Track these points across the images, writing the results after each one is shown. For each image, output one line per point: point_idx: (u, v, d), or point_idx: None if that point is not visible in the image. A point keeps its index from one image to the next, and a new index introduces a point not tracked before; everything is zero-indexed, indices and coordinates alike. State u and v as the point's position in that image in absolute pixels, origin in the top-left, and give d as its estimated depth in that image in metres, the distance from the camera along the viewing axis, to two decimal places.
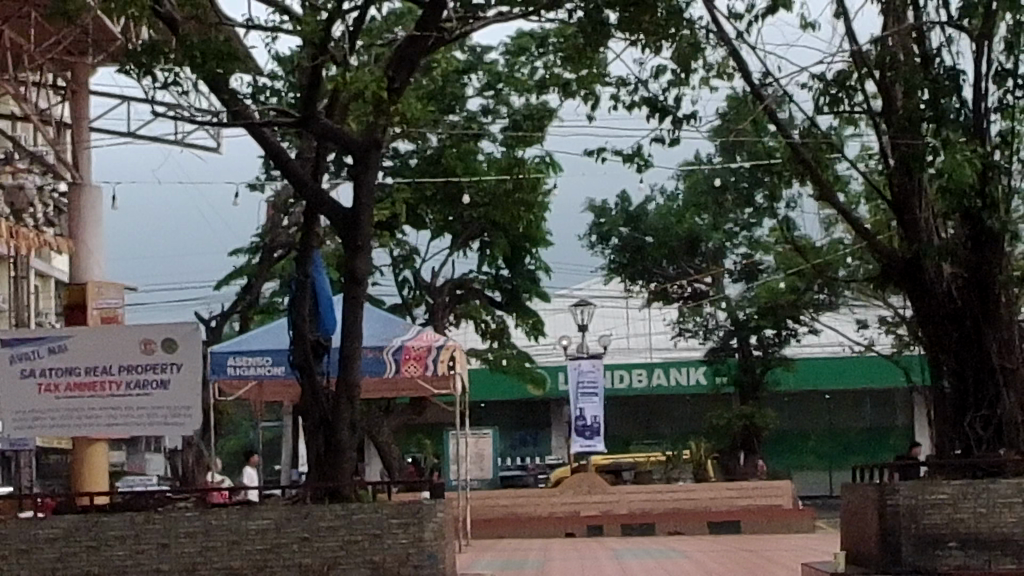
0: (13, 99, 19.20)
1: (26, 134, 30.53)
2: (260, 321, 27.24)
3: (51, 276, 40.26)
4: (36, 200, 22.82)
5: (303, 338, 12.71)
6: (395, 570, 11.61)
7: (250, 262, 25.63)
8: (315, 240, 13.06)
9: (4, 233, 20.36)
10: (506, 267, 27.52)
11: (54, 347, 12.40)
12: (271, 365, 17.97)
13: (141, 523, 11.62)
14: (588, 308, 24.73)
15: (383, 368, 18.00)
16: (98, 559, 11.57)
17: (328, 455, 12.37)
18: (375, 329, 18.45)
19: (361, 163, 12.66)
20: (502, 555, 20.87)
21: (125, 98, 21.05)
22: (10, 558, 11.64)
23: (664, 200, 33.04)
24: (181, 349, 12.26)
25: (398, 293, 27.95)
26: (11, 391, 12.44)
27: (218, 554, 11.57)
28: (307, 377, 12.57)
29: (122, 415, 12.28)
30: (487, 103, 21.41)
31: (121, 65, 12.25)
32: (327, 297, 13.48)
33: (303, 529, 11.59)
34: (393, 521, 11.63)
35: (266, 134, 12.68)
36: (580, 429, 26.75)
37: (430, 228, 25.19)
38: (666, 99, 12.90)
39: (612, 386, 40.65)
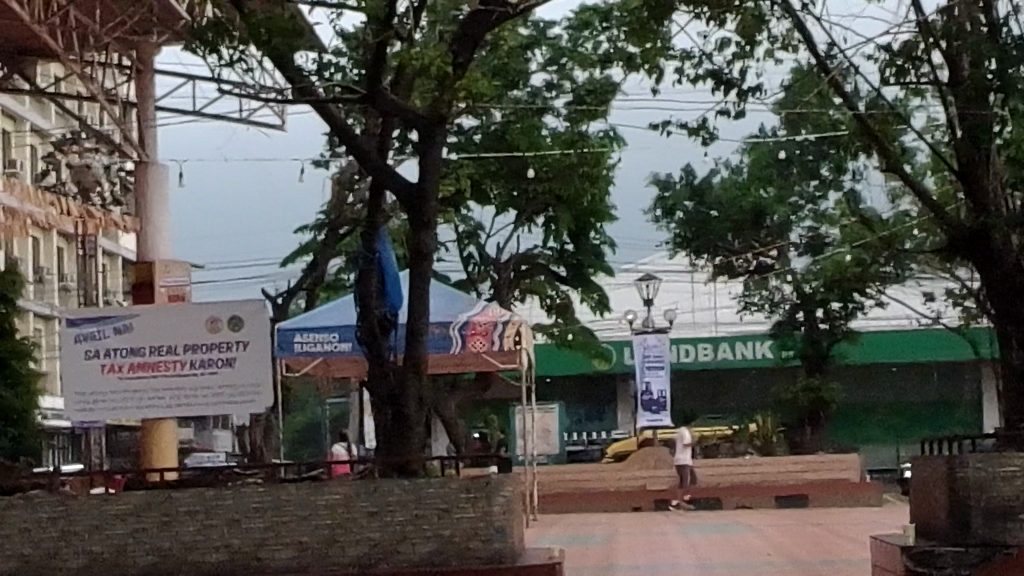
0: (79, 79, 19.29)
1: (93, 116, 30.68)
2: (326, 297, 27.32)
3: (117, 255, 40.47)
4: (103, 179, 22.96)
5: (371, 313, 12.71)
6: (463, 546, 11.53)
7: (315, 240, 25.63)
8: (379, 217, 13.05)
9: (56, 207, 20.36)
10: (571, 243, 27.47)
11: (120, 326, 12.46)
12: (338, 342, 18.29)
13: (211, 499, 11.66)
14: (654, 283, 24.62)
15: (450, 343, 18.09)
16: (168, 535, 11.66)
17: (395, 429, 12.44)
18: (439, 305, 18.58)
19: (426, 140, 12.69)
20: (569, 530, 20.91)
21: (189, 77, 21.04)
22: (81, 534, 11.74)
23: (728, 173, 32.87)
24: (247, 327, 12.31)
25: (463, 269, 27.88)
26: (76, 373, 12.50)
27: (288, 529, 11.61)
28: (373, 352, 12.58)
29: (189, 394, 12.39)
30: (551, 79, 21.33)
31: (188, 44, 12.46)
32: (393, 273, 13.47)
33: (372, 503, 11.56)
34: (461, 495, 11.53)
35: (331, 111, 12.76)
36: (647, 404, 26.66)
37: (493, 204, 25.06)
38: (731, 71, 12.87)
39: (678, 360, 40.89)
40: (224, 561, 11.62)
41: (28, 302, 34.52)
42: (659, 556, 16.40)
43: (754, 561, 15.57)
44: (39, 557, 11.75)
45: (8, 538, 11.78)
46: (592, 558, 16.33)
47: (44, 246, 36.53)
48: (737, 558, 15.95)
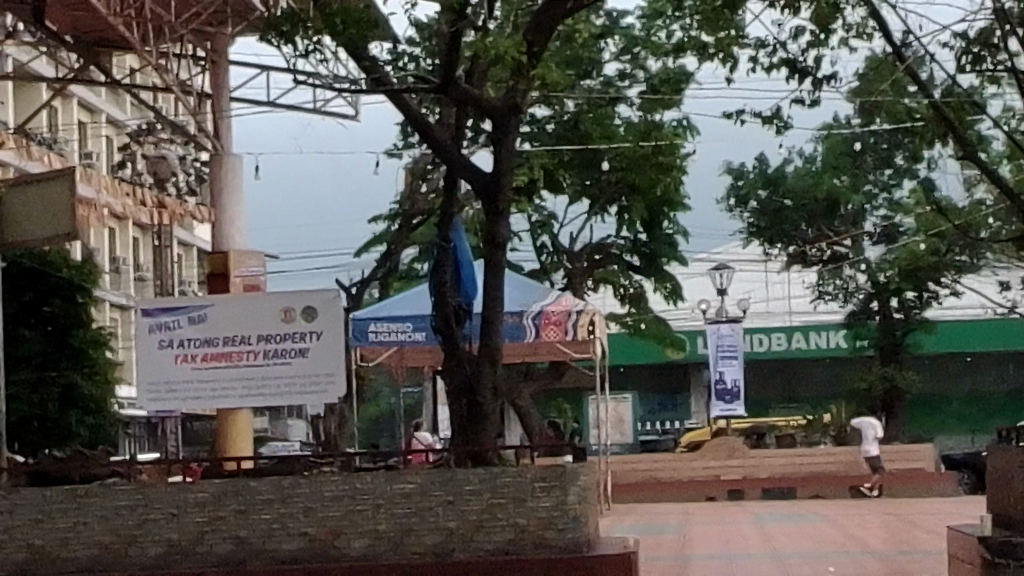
0: (155, 70, 19.37)
1: (168, 105, 30.83)
2: (401, 286, 27.44)
3: (191, 245, 40.64)
4: (178, 169, 23.06)
5: (445, 302, 12.79)
6: (538, 535, 11.56)
7: (388, 230, 25.69)
8: (454, 206, 13.11)
9: (130, 199, 20.41)
10: (644, 233, 27.47)
11: (195, 316, 12.52)
12: (412, 332, 18.35)
13: (288, 487, 11.71)
14: (729, 273, 24.56)
15: (523, 333, 18.14)
16: (246, 523, 11.74)
17: (470, 418, 12.48)
18: (512, 294, 18.64)
19: (500, 129, 12.68)
20: (643, 520, 20.94)
21: (264, 68, 21.07)
22: (159, 522, 11.83)
23: (802, 162, 32.75)
24: (322, 317, 12.38)
25: (536, 259, 27.89)
26: (149, 362, 12.58)
27: (364, 518, 11.65)
28: (449, 341, 12.66)
29: (261, 384, 12.46)
30: (624, 68, 21.29)
31: (264, 34, 12.51)
32: (468, 262, 13.54)
33: (447, 492, 11.57)
34: (536, 484, 11.53)
35: (406, 101, 12.78)
36: (721, 394, 26.62)
37: (567, 193, 25.07)
38: (806, 60, 12.81)
39: (751, 349, 41.15)
40: (301, 548, 11.69)
41: (105, 292, 34.75)
42: (735, 546, 16.38)
43: (830, 550, 15.54)
44: (117, 544, 11.84)
45: (86, 525, 11.87)
46: (667, 547, 16.32)
47: (119, 237, 36.75)
48: (813, 548, 15.90)
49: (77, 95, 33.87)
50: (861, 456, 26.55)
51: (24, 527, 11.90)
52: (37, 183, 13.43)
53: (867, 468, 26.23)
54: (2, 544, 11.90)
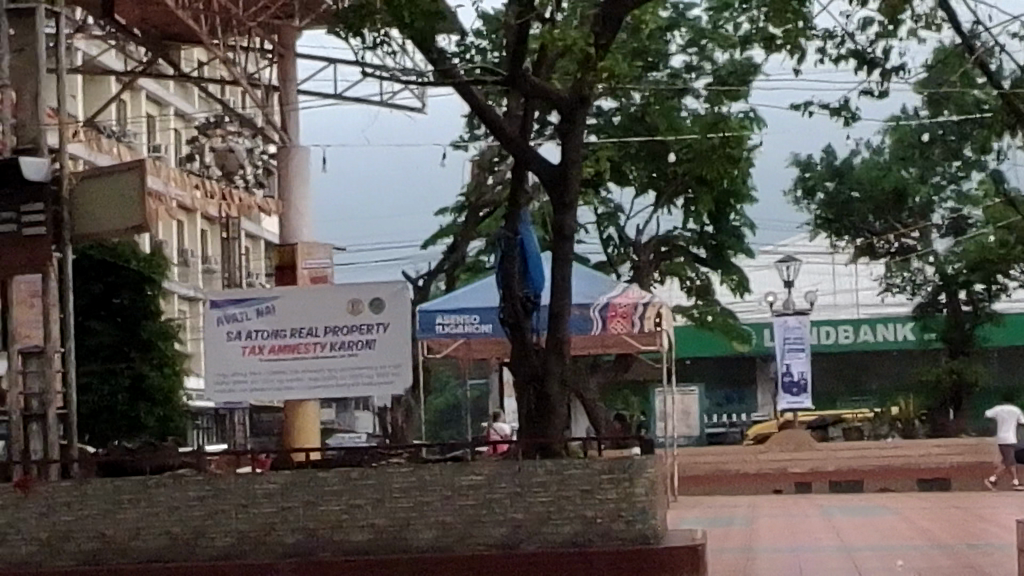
0: (223, 63, 19.43)
1: (236, 98, 30.92)
2: (467, 279, 27.46)
3: (258, 238, 40.77)
4: (246, 162, 23.14)
5: (513, 295, 12.85)
6: (606, 527, 11.55)
7: (455, 223, 25.70)
8: (521, 199, 13.15)
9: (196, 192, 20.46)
10: (711, 225, 27.40)
11: (263, 308, 12.61)
12: (480, 324, 18.39)
13: (356, 479, 11.74)
14: (796, 266, 24.46)
15: (589, 325, 18.28)
16: (314, 514, 11.78)
17: (538, 411, 12.49)
18: (579, 286, 18.64)
19: (567, 122, 12.66)
20: (711, 512, 20.89)
21: (332, 61, 21.12)
22: (228, 513, 11.88)
23: (869, 153, 32.55)
24: (388, 309, 12.40)
25: (602, 251, 27.90)
26: (217, 353, 12.68)
27: (432, 509, 11.67)
28: (517, 334, 12.70)
29: (327, 376, 12.50)
30: (690, 60, 21.16)
31: (333, 27, 12.56)
32: (536, 255, 13.58)
33: (515, 484, 11.58)
34: (603, 476, 11.52)
35: (475, 94, 12.81)
36: (787, 386, 26.47)
37: (633, 184, 25.04)
38: (874, 51, 12.75)
39: (819, 342, 41.03)
40: (369, 540, 11.73)
41: (173, 283, 34.94)
42: (803, 538, 16.33)
43: (898, 544, 15.47)
44: (187, 534, 11.92)
45: (156, 516, 11.94)
46: (735, 539, 16.28)
47: (188, 229, 36.90)
48: (881, 540, 15.83)
49: (145, 88, 34.05)
50: (930, 449, 26.40)
51: (95, 517, 12.00)
52: (110, 173, 13.50)
53: (936, 462, 26.17)
54: (75, 535, 12.01)
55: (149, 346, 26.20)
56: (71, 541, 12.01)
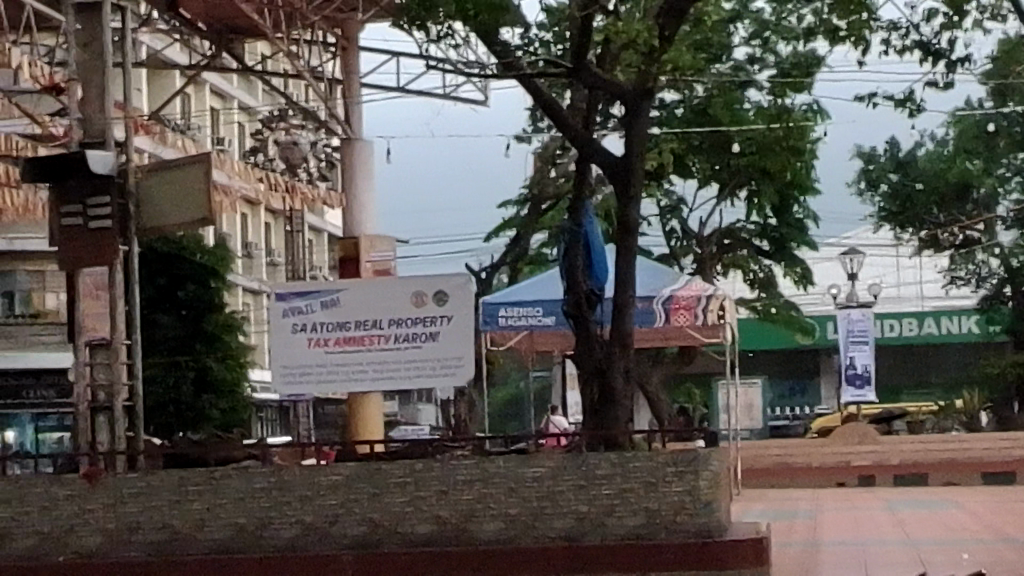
0: (287, 57, 19.52)
1: (300, 91, 31.02)
2: (530, 271, 27.47)
3: (321, 231, 40.92)
4: (310, 155, 23.22)
5: (577, 287, 12.88)
6: (670, 520, 11.52)
7: (518, 215, 25.70)
8: (585, 190, 13.17)
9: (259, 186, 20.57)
10: (773, 217, 27.29)
11: (328, 301, 12.64)
12: (542, 316, 18.37)
13: (421, 471, 11.77)
14: (859, 258, 24.37)
15: (654, 318, 18.16)
16: (379, 506, 11.82)
17: (602, 403, 12.52)
18: (643, 279, 18.64)
19: (632, 114, 12.66)
20: (775, 506, 20.84)
21: (395, 54, 21.17)
22: (294, 505, 11.94)
23: (934, 145, 32.36)
24: (453, 302, 12.39)
25: (665, 243, 27.85)
26: (282, 346, 12.72)
27: (496, 501, 11.69)
28: (580, 326, 12.73)
29: (392, 369, 12.54)
30: (753, 52, 21.08)
31: (397, 20, 12.62)
32: (600, 247, 13.60)
33: (580, 476, 11.59)
34: (667, 469, 11.50)
35: (539, 87, 12.83)
36: (851, 379, 26.49)
37: (696, 177, 25.01)
38: (940, 43, 12.70)
39: (882, 335, 40.90)
40: (434, 532, 11.76)
41: (237, 276, 35.05)
42: (867, 532, 16.27)
43: (962, 538, 15.39)
44: (253, 526, 11.98)
45: (222, 507, 12.01)
46: (799, 532, 16.24)
47: (251, 222, 37.05)
48: (946, 534, 15.75)
49: (210, 82, 34.19)
50: (995, 443, 26.30)
51: (161, 509, 12.07)
52: (177, 167, 13.58)
53: (1001, 456, 26.01)
54: (142, 526, 12.10)
55: (214, 339, 26.32)
56: (139, 532, 12.10)
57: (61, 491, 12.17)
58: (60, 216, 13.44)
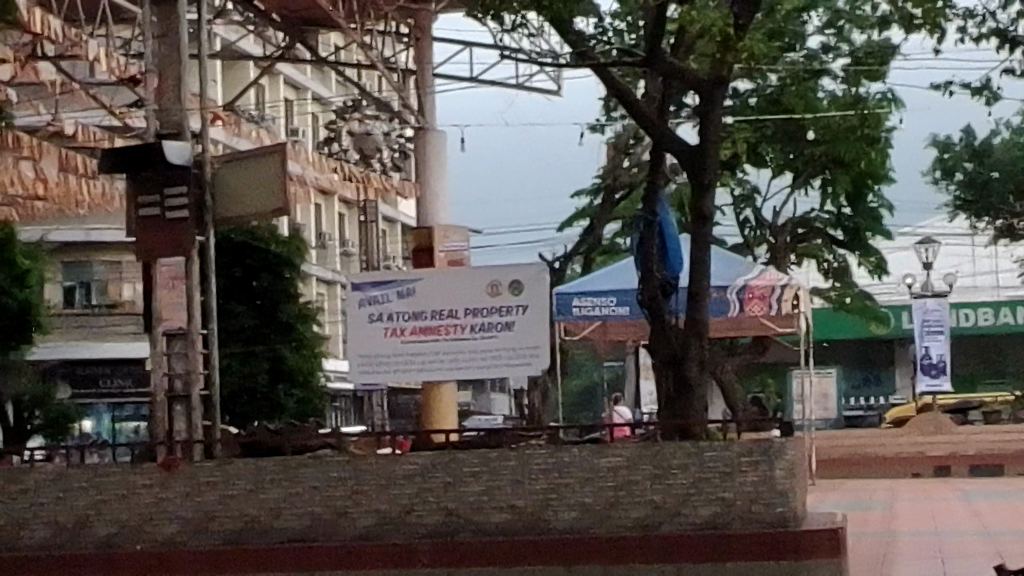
0: (360, 48, 19.57)
1: (373, 81, 31.09)
2: (603, 260, 27.46)
3: (395, 221, 41.04)
4: (384, 145, 23.28)
5: (651, 277, 12.89)
6: (746, 509, 11.47)
7: (591, 204, 25.68)
8: (660, 180, 13.17)
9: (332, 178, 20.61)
10: (848, 206, 27.15)
11: (403, 290, 12.69)
12: (617, 306, 18.38)
13: (496, 460, 11.77)
14: (935, 247, 24.22)
15: (727, 308, 18.10)
16: (454, 495, 11.83)
17: (677, 393, 12.51)
18: (718, 269, 18.56)
19: (707, 103, 12.62)
20: (850, 495, 20.75)
21: (467, 44, 21.19)
22: (370, 494, 11.97)
23: (1010, 134, 32.13)
24: (528, 291, 12.43)
25: (739, 233, 27.77)
26: (358, 335, 12.79)
27: (571, 491, 11.68)
28: (655, 315, 12.74)
29: (468, 358, 12.57)
30: (828, 41, 20.98)
31: (471, 10, 12.64)
32: (674, 237, 13.60)
33: (655, 466, 11.54)
34: (743, 459, 11.45)
35: (613, 77, 12.81)
36: (926, 368, 26.35)
37: (770, 166, 24.93)
38: (1016, 30, 12.61)
39: (957, 325, 40.71)
40: (509, 521, 11.77)
41: (311, 266, 35.18)
42: (943, 522, 16.16)
43: None
44: (328, 515, 12.02)
45: (298, 496, 12.05)
46: (874, 523, 16.16)
47: (325, 213, 37.20)
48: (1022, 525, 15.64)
49: (283, 73, 34.33)
50: None
51: (238, 498, 12.13)
52: (251, 159, 13.58)
53: None
54: (219, 514, 12.17)
55: (289, 329, 26.49)
56: (216, 521, 12.17)
57: (140, 479, 12.27)
58: (138, 208, 13.54)
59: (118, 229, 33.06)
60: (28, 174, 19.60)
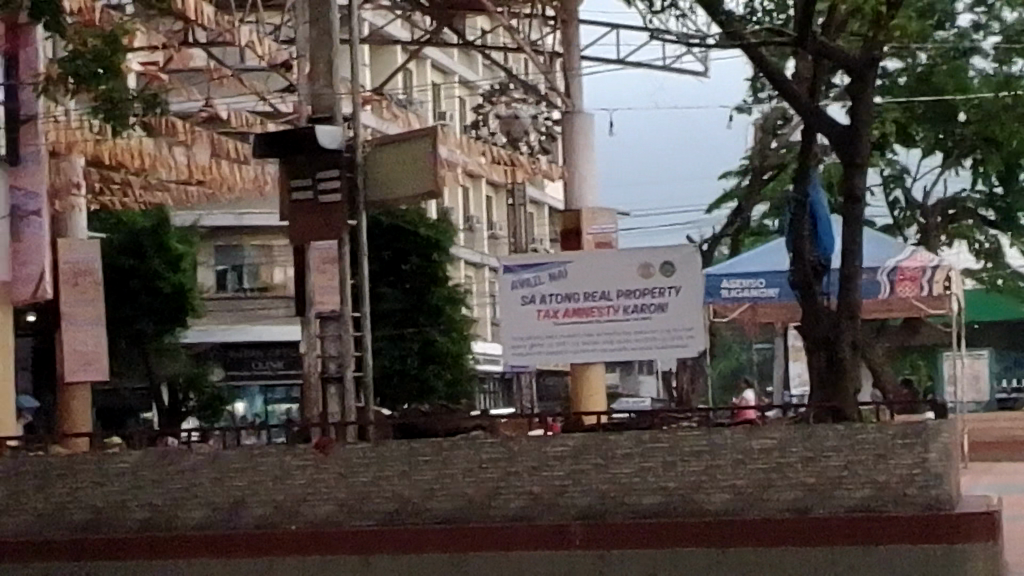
0: (507, 30, 19.58)
1: (520, 65, 31.16)
2: (752, 241, 27.34)
3: (543, 204, 41.15)
4: (531, 127, 23.32)
5: (803, 259, 12.81)
6: (901, 491, 11.35)
7: (739, 186, 25.56)
8: (811, 160, 13.07)
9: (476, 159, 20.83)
10: (999, 185, 26.81)
11: (556, 272, 12.76)
12: (765, 288, 18.29)
13: (648, 442, 11.75)
14: None
15: (879, 290, 18.05)
16: (607, 477, 11.82)
17: (830, 373, 12.44)
18: (869, 251, 18.54)
19: (858, 82, 12.48)
20: (1005, 479, 20.48)
21: (614, 26, 21.16)
22: (521, 475, 11.99)
23: None
24: (680, 273, 12.43)
25: (889, 213, 27.57)
26: (512, 317, 12.89)
27: (724, 473, 11.63)
28: (807, 298, 12.67)
29: (621, 339, 12.60)
30: (978, 19, 20.70)
31: None
32: (826, 217, 13.49)
33: (808, 448, 11.45)
34: (898, 441, 11.34)
35: (763, 57, 12.73)
36: None
37: (920, 146, 24.68)
38: None
39: None
40: (661, 503, 11.74)
41: (459, 249, 35.34)
42: None
43: None
44: (481, 496, 12.06)
45: (452, 477, 12.10)
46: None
47: (473, 196, 37.38)
48: None
49: (431, 57, 34.50)
50: None
51: (391, 479, 12.21)
52: (402, 140, 13.65)
53: None
54: (372, 495, 12.25)
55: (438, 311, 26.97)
56: (369, 501, 12.26)
57: (296, 461, 12.38)
58: (290, 192, 13.70)
59: (270, 214, 33.41)
60: (182, 159, 19.90)
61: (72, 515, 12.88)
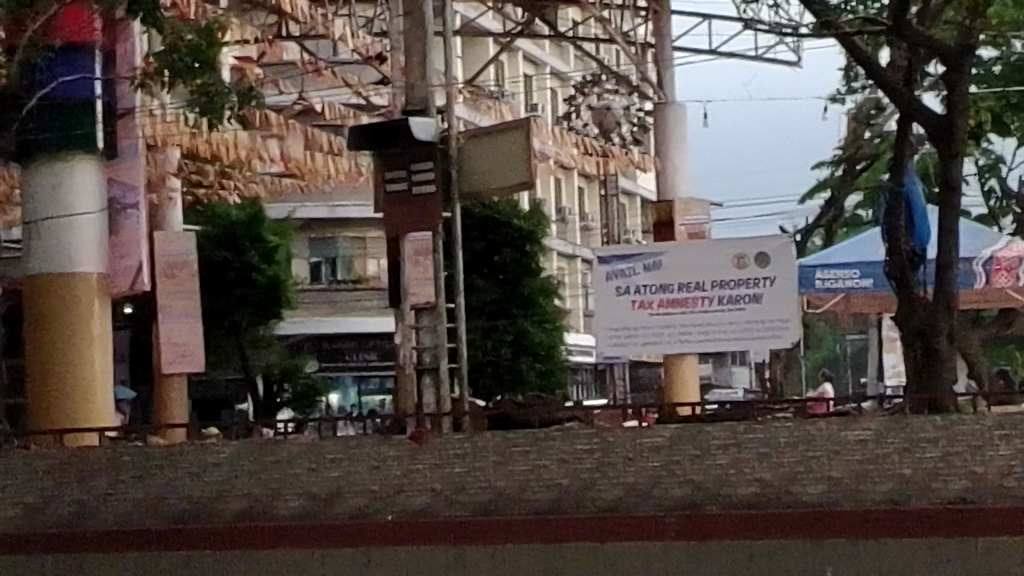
0: (599, 22, 19.59)
1: (612, 56, 31.17)
2: (846, 232, 27.23)
3: (635, 194, 41.15)
4: (623, 117, 23.32)
5: (898, 248, 12.76)
6: (997, 483, 11.23)
7: (833, 176, 25.43)
8: (907, 149, 13.00)
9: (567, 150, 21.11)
10: None
11: (650, 264, 13.60)
12: (860, 278, 18.03)
13: (743, 433, 11.73)
14: None
15: (974, 279, 17.67)
16: (702, 468, 11.80)
17: (926, 364, 12.44)
18: (966, 240, 18.23)
19: (954, 69, 12.37)
20: None
21: (706, 16, 21.13)
22: (616, 466, 12.00)
23: None
24: (771, 263, 13.05)
25: (984, 203, 27.38)
26: (610, 307, 13.80)
27: (820, 464, 11.58)
28: (902, 286, 12.63)
29: (717, 328, 13.33)
30: None
31: None
32: (922, 208, 13.42)
33: (904, 439, 11.40)
34: (994, 432, 11.25)
35: (858, 46, 12.69)
36: None
37: (1016, 135, 24.49)
38: None
39: None
40: (756, 494, 11.69)
41: (552, 240, 35.39)
42: None
43: None
44: (576, 487, 12.07)
45: (547, 468, 12.13)
46: None
47: (565, 186, 37.44)
48: None
49: (523, 48, 34.58)
50: None
51: (487, 469, 12.26)
52: (497, 133, 13.75)
53: None
54: (467, 486, 12.28)
55: None
56: (465, 492, 12.29)
57: (391, 452, 12.44)
58: (386, 183, 13.68)
59: (363, 205, 33.56)
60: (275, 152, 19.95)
61: (171, 506, 12.98)
